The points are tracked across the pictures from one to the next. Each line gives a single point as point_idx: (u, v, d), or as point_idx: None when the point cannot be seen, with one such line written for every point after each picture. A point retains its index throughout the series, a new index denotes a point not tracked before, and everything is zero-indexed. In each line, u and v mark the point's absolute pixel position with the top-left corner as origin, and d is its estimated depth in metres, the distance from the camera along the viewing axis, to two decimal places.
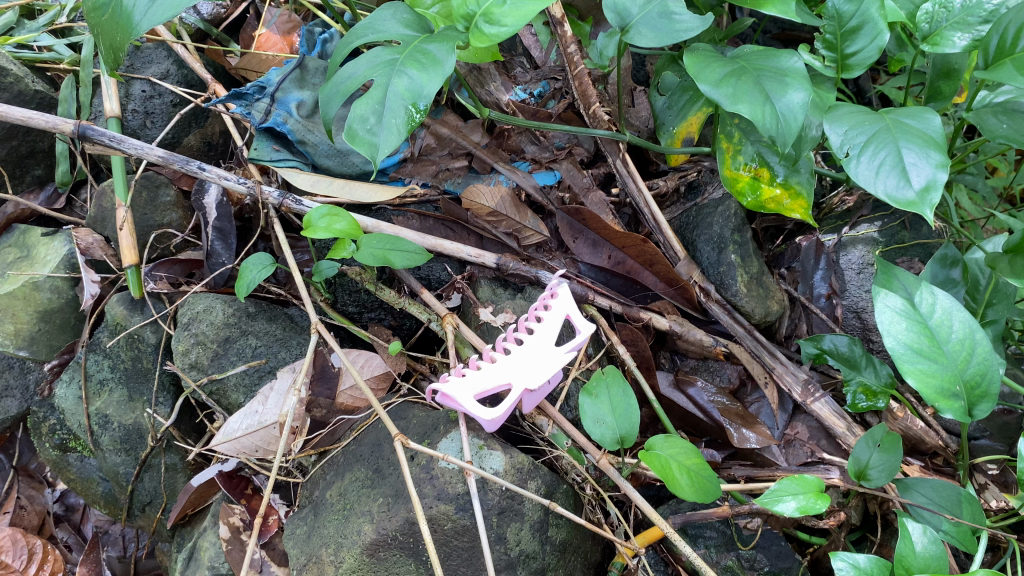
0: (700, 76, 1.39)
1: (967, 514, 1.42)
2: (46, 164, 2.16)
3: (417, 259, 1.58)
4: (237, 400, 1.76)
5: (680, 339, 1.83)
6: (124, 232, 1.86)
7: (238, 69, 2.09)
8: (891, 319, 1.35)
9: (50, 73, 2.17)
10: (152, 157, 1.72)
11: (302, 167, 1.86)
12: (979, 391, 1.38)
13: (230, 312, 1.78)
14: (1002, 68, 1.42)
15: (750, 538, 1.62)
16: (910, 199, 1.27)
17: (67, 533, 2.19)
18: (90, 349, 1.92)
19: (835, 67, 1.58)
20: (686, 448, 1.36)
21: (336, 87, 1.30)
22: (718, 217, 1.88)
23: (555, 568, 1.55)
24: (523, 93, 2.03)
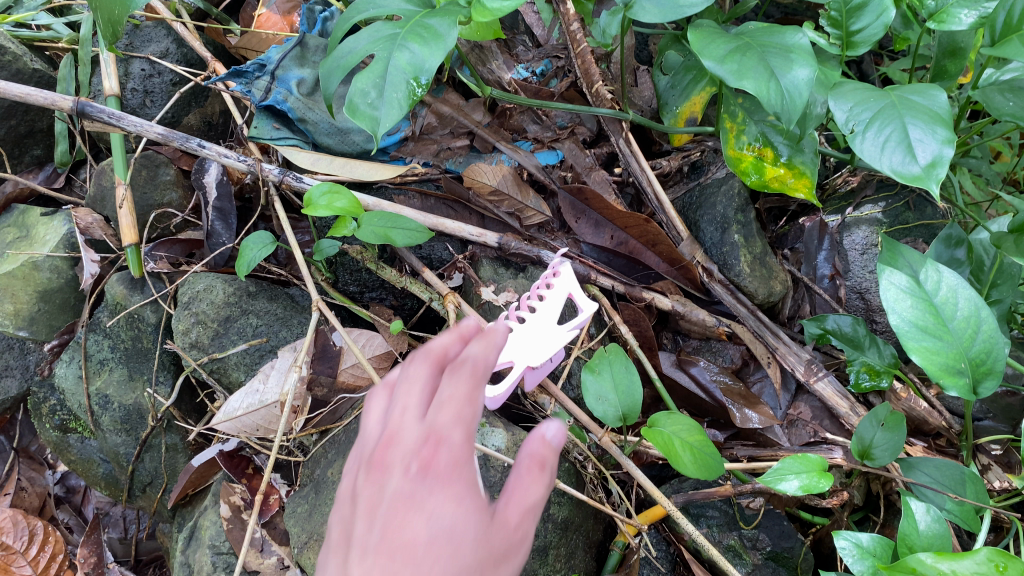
0: (704, 52, 1.37)
1: (970, 492, 1.42)
2: (45, 144, 2.15)
3: (418, 237, 1.57)
4: (238, 378, 1.75)
5: (682, 320, 1.83)
6: (123, 211, 1.85)
7: (239, 48, 2.09)
8: (895, 296, 1.34)
9: (49, 52, 2.16)
10: (152, 134, 1.71)
11: (303, 145, 1.84)
12: (983, 368, 1.37)
13: (231, 291, 1.77)
14: (1009, 44, 1.41)
15: (753, 517, 1.62)
16: (916, 175, 1.25)
17: (67, 515, 2.19)
18: (91, 329, 1.91)
19: (840, 45, 1.56)
20: (689, 425, 1.35)
21: (337, 62, 1.29)
22: (722, 196, 1.87)
23: (557, 546, 1.54)
24: (524, 71, 2.02)
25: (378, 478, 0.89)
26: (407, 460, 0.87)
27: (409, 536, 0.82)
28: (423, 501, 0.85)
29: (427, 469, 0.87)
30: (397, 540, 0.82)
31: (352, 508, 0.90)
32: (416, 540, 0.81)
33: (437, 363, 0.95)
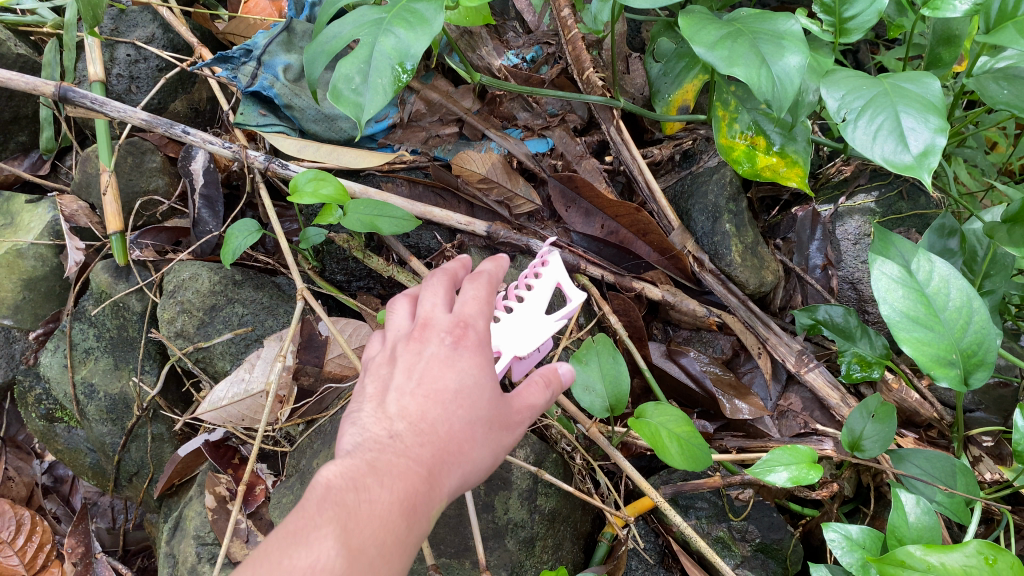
0: (694, 39, 1.34)
1: (960, 485, 1.40)
2: (30, 130, 2.13)
3: (405, 225, 1.55)
4: (224, 368, 1.74)
5: (673, 310, 1.82)
6: (107, 198, 1.81)
7: (226, 34, 2.06)
8: (887, 286, 1.33)
9: (34, 37, 2.13)
10: (136, 120, 1.69)
11: (290, 132, 1.82)
12: (975, 359, 1.35)
13: (217, 280, 1.75)
14: (1004, 31, 1.39)
15: (742, 509, 1.61)
16: (908, 164, 1.23)
17: (55, 504, 2.18)
18: (75, 318, 1.89)
19: (833, 31, 1.53)
20: (677, 416, 1.34)
21: (321, 47, 1.25)
22: (713, 185, 1.85)
23: (545, 537, 1.53)
24: (515, 57, 2.00)
25: (412, 347, 1.11)
26: (443, 334, 1.09)
27: (442, 384, 1.05)
28: (448, 365, 1.06)
29: (453, 342, 1.09)
30: (430, 387, 1.04)
31: (390, 367, 1.11)
32: (445, 388, 1.04)
33: (450, 279, 1.21)
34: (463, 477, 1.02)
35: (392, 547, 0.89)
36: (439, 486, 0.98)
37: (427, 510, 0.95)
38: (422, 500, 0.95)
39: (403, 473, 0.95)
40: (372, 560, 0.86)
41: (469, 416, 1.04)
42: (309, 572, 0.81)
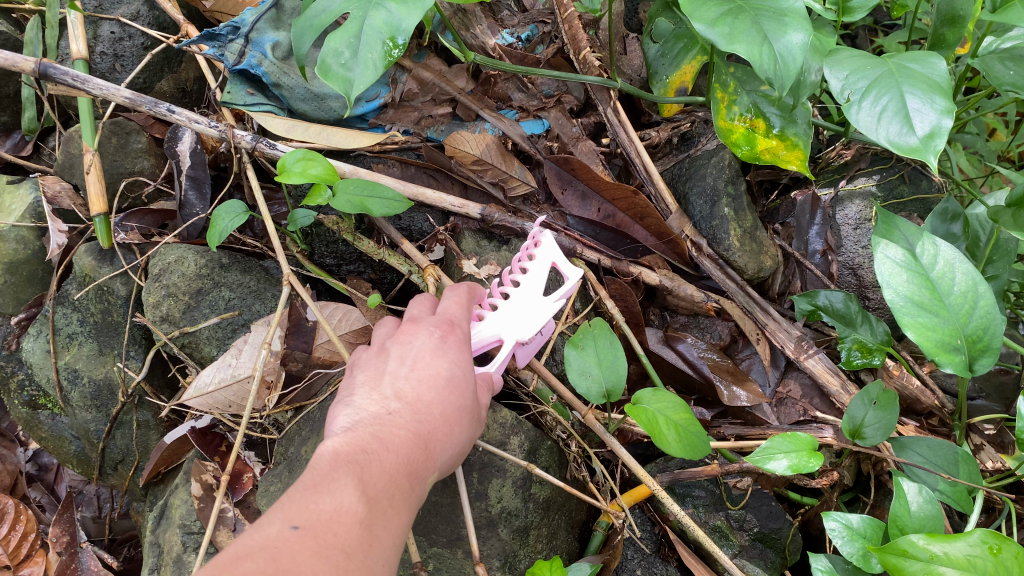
0: (694, 15, 1.29)
1: (963, 473, 1.37)
2: (12, 110, 2.07)
3: (397, 207, 1.50)
4: (210, 353, 1.70)
5: (670, 295, 1.79)
6: (91, 178, 1.75)
7: (212, 12, 2.00)
8: (891, 271, 1.29)
9: (16, 14, 2.08)
10: (119, 98, 1.63)
11: (278, 111, 1.78)
12: (980, 345, 1.32)
13: (203, 263, 1.70)
14: (1012, 9, 1.35)
15: (740, 498, 1.57)
16: (913, 146, 1.20)
17: (40, 493, 2.13)
18: (58, 302, 1.84)
19: (836, 9, 1.49)
20: (675, 403, 1.30)
21: (309, 21, 1.20)
22: (712, 168, 1.81)
23: (539, 526, 1.50)
24: (510, 36, 1.95)
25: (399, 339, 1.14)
26: (434, 328, 1.14)
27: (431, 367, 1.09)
28: (436, 352, 1.11)
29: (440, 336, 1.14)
30: (423, 370, 1.08)
31: (379, 356, 1.13)
32: (434, 371, 1.09)
33: (430, 296, 1.29)
34: (444, 458, 1.06)
35: (399, 504, 0.89)
36: (432, 458, 1.01)
37: (423, 478, 0.97)
38: (420, 467, 0.97)
39: (405, 439, 0.97)
40: (386, 511, 0.86)
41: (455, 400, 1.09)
42: (334, 513, 0.80)
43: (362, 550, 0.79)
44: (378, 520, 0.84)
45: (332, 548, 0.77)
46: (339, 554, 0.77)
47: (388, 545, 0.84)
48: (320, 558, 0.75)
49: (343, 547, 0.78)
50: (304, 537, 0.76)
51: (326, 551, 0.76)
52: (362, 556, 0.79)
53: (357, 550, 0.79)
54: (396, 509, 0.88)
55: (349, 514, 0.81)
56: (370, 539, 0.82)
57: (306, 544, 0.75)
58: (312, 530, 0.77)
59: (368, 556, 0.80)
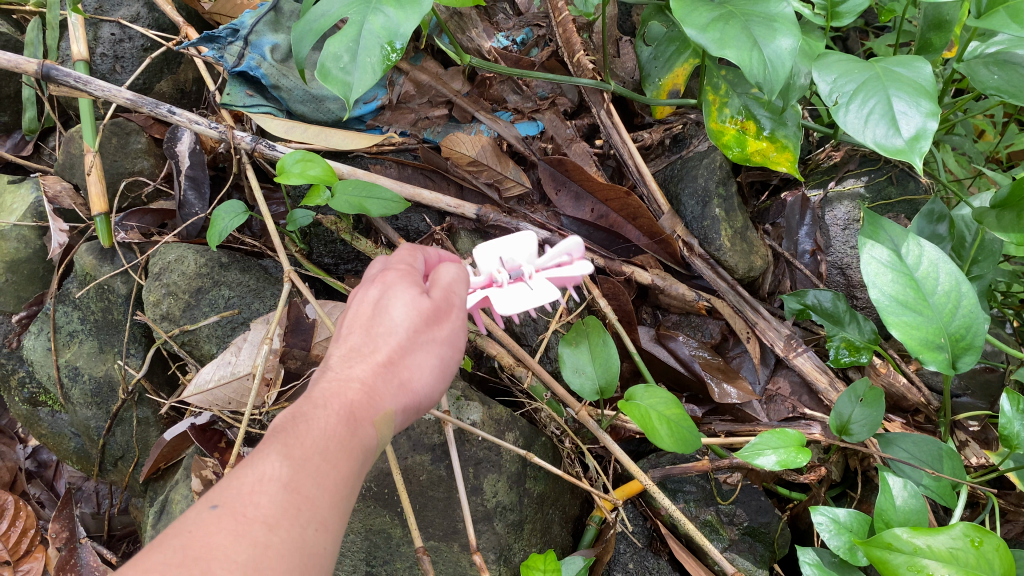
0: (686, 20, 1.32)
1: (947, 468, 1.42)
2: (12, 111, 2.10)
3: (394, 208, 1.53)
4: (210, 351, 1.72)
5: (662, 294, 1.82)
6: (92, 177, 1.77)
7: (212, 14, 2.03)
8: (877, 270, 1.33)
9: (16, 16, 2.10)
10: (120, 100, 1.66)
11: (277, 113, 1.81)
12: (963, 343, 1.35)
13: (203, 263, 1.73)
14: (995, 16, 1.38)
15: (730, 493, 1.61)
16: (898, 148, 1.23)
17: (39, 490, 2.15)
18: (59, 300, 1.86)
19: (824, 14, 1.52)
20: (666, 398, 1.34)
21: (309, 26, 1.23)
22: (703, 169, 1.84)
23: (533, 521, 1.53)
24: (506, 39, 1.97)
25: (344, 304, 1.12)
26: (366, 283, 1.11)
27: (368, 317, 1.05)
28: (371, 300, 1.08)
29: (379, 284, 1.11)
30: (358, 323, 1.04)
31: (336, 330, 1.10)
32: (371, 318, 1.05)
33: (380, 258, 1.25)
34: (403, 387, 1.00)
35: (339, 452, 0.85)
36: (378, 395, 0.96)
37: (369, 416, 0.92)
38: (361, 407, 0.93)
39: (338, 389, 0.93)
40: (321, 463, 0.82)
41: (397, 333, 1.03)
42: (256, 483, 0.76)
43: (290, 510, 0.76)
44: (309, 474, 0.80)
45: (251, 516, 0.73)
46: (262, 521, 0.73)
47: (326, 497, 0.80)
48: (235, 530, 0.71)
49: (263, 513, 0.74)
50: (221, 515, 0.72)
51: (245, 522, 0.72)
52: (293, 518, 0.75)
53: (285, 512, 0.75)
54: (332, 457, 0.84)
55: (270, 477, 0.78)
56: (301, 495, 0.78)
57: (223, 522, 0.72)
58: (232, 505, 0.74)
59: (298, 516, 0.76)
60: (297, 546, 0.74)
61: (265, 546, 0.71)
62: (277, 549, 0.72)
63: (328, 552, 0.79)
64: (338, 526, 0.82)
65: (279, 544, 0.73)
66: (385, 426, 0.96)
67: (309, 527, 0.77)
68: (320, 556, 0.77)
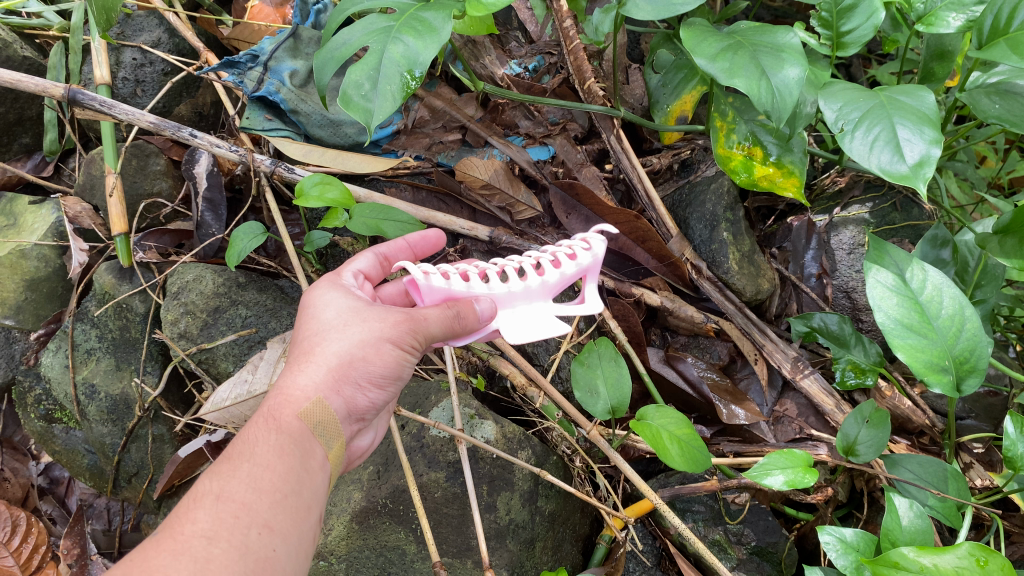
0: (695, 50, 1.36)
1: (952, 489, 1.43)
2: (33, 132, 2.15)
3: (410, 230, 1.59)
4: (226, 369, 1.75)
5: (671, 316, 1.85)
6: (113, 199, 1.82)
7: (230, 39, 2.10)
8: (882, 294, 1.36)
9: (39, 40, 2.15)
10: (143, 123, 1.70)
11: (295, 136, 1.85)
12: (967, 366, 1.37)
13: (220, 282, 1.78)
14: (996, 47, 1.40)
15: (738, 513, 1.64)
16: (903, 174, 1.26)
17: (51, 506, 2.15)
18: (78, 318, 1.90)
19: (830, 45, 1.56)
20: (677, 418, 1.36)
21: (331, 54, 1.25)
22: (711, 194, 1.88)
23: (545, 538, 1.56)
24: (518, 67, 2.03)
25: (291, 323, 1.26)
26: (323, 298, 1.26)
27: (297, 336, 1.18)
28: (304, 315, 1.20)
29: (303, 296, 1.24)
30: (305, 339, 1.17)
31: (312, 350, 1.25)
32: (304, 336, 1.17)
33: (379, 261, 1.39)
34: (328, 378, 1.11)
35: (270, 457, 1.01)
36: (298, 392, 1.09)
37: (289, 411, 1.07)
38: (281, 406, 1.08)
39: (265, 403, 1.10)
40: (252, 469, 0.99)
41: (318, 331, 1.16)
42: (195, 502, 0.94)
43: (226, 518, 0.92)
44: (239, 482, 0.97)
45: (190, 533, 0.89)
46: (201, 535, 0.89)
47: (262, 497, 0.96)
48: (178, 541, 0.88)
49: (201, 528, 0.90)
50: (162, 538, 0.88)
51: (185, 541, 0.88)
52: (231, 527, 0.91)
53: (223, 525, 0.91)
54: (260, 458, 1.01)
55: (207, 496, 0.95)
56: (236, 499, 0.95)
57: (165, 544, 0.88)
58: (173, 528, 0.90)
59: (234, 521, 0.92)
60: (239, 552, 0.90)
61: (207, 557, 0.87)
62: (220, 559, 0.88)
63: (280, 545, 0.95)
64: (286, 519, 0.98)
65: (220, 552, 0.88)
66: (320, 413, 1.10)
67: (251, 531, 0.92)
68: (267, 552, 0.92)
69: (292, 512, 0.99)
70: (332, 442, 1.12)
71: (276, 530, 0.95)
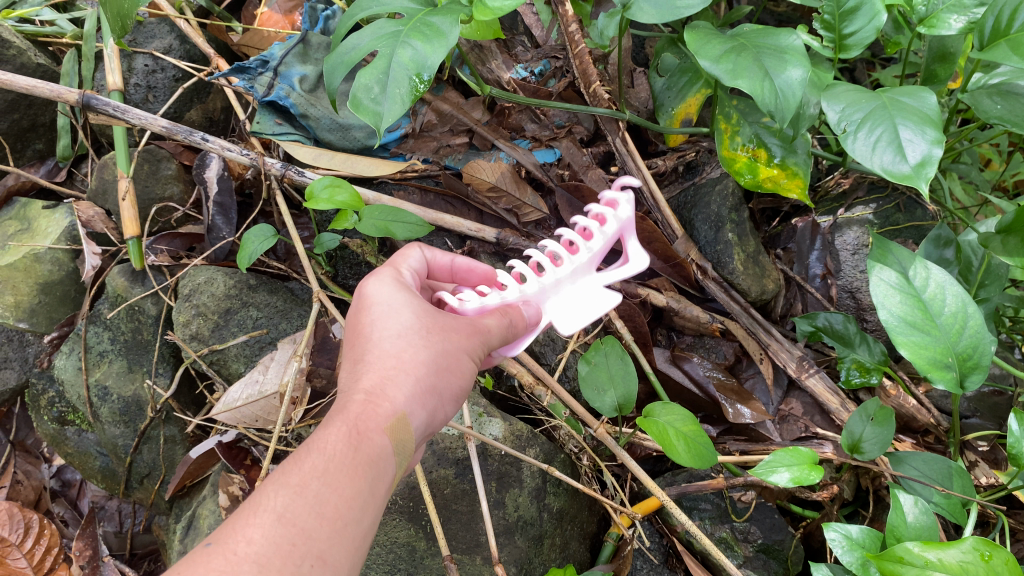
0: (700, 53, 1.38)
1: (957, 486, 1.44)
2: (46, 139, 2.18)
3: (418, 231, 1.60)
4: (238, 370, 1.77)
5: (677, 316, 1.88)
6: (125, 203, 1.86)
7: (240, 46, 2.11)
8: (885, 292, 1.38)
9: (52, 48, 2.19)
10: (156, 127, 1.73)
11: (305, 141, 1.89)
12: (970, 363, 1.38)
13: (231, 284, 1.80)
14: (997, 49, 1.41)
15: (744, 511, 1.65)
16: (905, 174, 1.28)
17: (63, 508, 2.16)
18: (91, 321, 1.91)
19: (832, 47, 1.58)
20: (683, 415, 1.38)
21: (341, 58, 1.28)
22: (716, 196, 1.90)
23: (553, 535, 1.59)
24: (524, 71, 2.06)
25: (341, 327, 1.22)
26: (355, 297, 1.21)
27: (367, 333, 1.12)
28: (371, 317, 1.14)
29: (363, 297, 1.19)
30: (374, 331, 1.12)
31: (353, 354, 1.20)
32: (377, 342, 1.10)
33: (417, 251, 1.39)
34: (412, 389, 1.05)
35: (344, 477, 0.90)
36: (383, 402, 1.01)
37: (372, 420, 0.98)
38: (360, 414, 0.99)
39: (340, 406, 1.00)
40: (325, 494, 0.87)
41: (396, 337, 1.10)
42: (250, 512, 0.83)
43: (283, 543, 0.80)
44: (306, 497, 0.85)
45: (242, 555, 0.78)
46: (252, 561, 0.78)
47: (325, 524, 0.84)
48: (227, 566, 0.76)
49: (253, 548, 0.79)
50: (212, 554, 0.77)
51: (235, 562, 0.77)
52: (285, 555, 0.79)
53: (279, 547, 0.79)
54: (331, 475, 0.89)
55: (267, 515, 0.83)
56: (298, 523, 0.83)
57: (214, 561, 0.77)
58: (222, 543, 0.79)
59: (291, 548, 0.80)
60: None
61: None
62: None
63: None
64: (347, 553, 0.86)
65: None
66: (402, 428, 1.01)
67: (305, 564, 0.80)
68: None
69: (354, 547, 0.87)
70: (406, 466, 1.02)
71: (331, 563, 0.83)
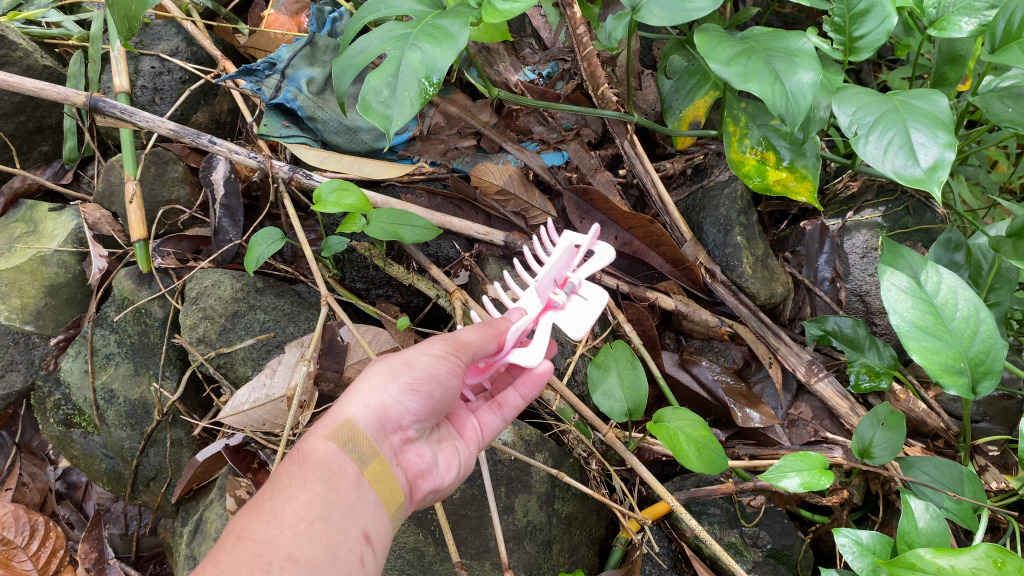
0: (710, 56, 1.37)
1: (969, 492, 1.42)
2: (53, 140, 2.18)
3: (427, 235, 1.59)
4: (245, 373, 1.76)
5: (686, 320, 1.87)
6: (133, 206, 1.84)
7: (247, 47, 2.13)
8: (897, 296, 1.36)
9: (59, 50, 2.19)
10: (164, 130, 1.73)
11: (312, 143, 1.88)
12: (982, 368, 1.37)
13: (239, 287, 1.80)
14: (1009, 51, 1.39)
15: (753, 516, 1.64)
16: (917, 178, 1.27)
17: (69, 510, 2.16)
18: (97, 323, 1.90)
19: (843, 50, 1.57)
20: (693, 421, 1.38)
21: (348, 61, 1.27)
22: (725, 199, 1.89)
23: (562, 541, 1.58)
24: (532, 74, 2.06)
25: None
26: None
27: None
28: None
29: None
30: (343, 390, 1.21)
31: None
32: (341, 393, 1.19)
33: None
34: (360, 397, 1.11)
35: (295, 489, 0.98)
36: (330, 418, 1.09)
37: (318, 438, 1.07)
38: (312, 437, 1.07)
39: (301, 442, 1.09)
40: (279, 507, 0.95)
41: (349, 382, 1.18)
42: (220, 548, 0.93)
43: (244, 555, 0.88)
44: (260, 517, 0.94)
45: (208, 573, 0.86)
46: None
47: (283, 530, 0.92)
48: None
49: (217, 566, 0.87)
50: None
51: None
52: (249, 562, 0.87)
53: (241, 559, 0.88)
54: (282, 492, 0.97)
55: (230, 540, 0.92)
56: (257, 538, 0.91)
57: None
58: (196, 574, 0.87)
59: (251, 556, 0.88)
60: None
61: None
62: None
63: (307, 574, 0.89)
64: (314, 548, 0.92)
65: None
66: (350, 431, 1.08)
67: (272, 565, 0.87)
68: None
69: (321, 540, 0.94)
70: (372, 459, 1.08)
71: (302, 560, 0.90)
